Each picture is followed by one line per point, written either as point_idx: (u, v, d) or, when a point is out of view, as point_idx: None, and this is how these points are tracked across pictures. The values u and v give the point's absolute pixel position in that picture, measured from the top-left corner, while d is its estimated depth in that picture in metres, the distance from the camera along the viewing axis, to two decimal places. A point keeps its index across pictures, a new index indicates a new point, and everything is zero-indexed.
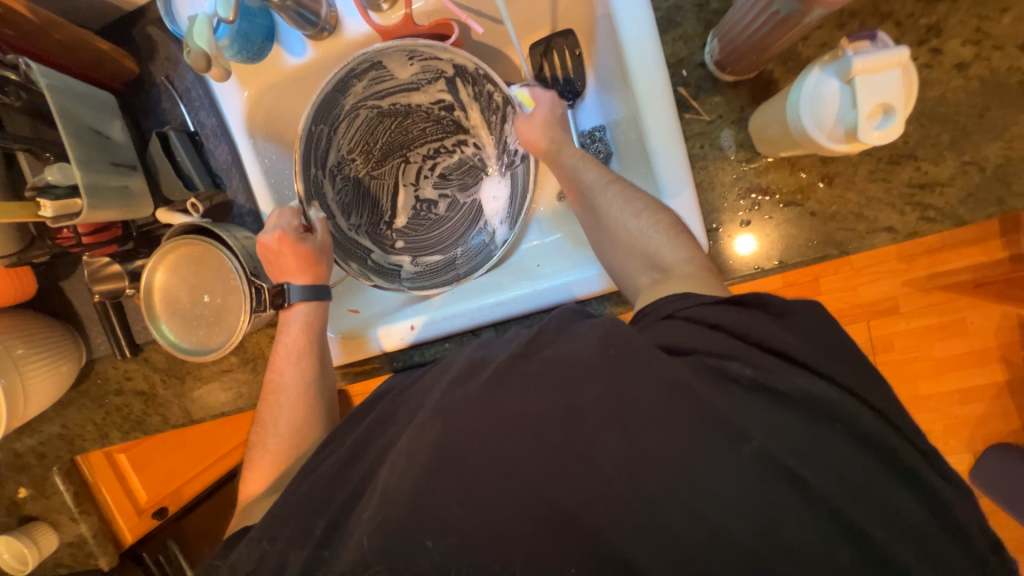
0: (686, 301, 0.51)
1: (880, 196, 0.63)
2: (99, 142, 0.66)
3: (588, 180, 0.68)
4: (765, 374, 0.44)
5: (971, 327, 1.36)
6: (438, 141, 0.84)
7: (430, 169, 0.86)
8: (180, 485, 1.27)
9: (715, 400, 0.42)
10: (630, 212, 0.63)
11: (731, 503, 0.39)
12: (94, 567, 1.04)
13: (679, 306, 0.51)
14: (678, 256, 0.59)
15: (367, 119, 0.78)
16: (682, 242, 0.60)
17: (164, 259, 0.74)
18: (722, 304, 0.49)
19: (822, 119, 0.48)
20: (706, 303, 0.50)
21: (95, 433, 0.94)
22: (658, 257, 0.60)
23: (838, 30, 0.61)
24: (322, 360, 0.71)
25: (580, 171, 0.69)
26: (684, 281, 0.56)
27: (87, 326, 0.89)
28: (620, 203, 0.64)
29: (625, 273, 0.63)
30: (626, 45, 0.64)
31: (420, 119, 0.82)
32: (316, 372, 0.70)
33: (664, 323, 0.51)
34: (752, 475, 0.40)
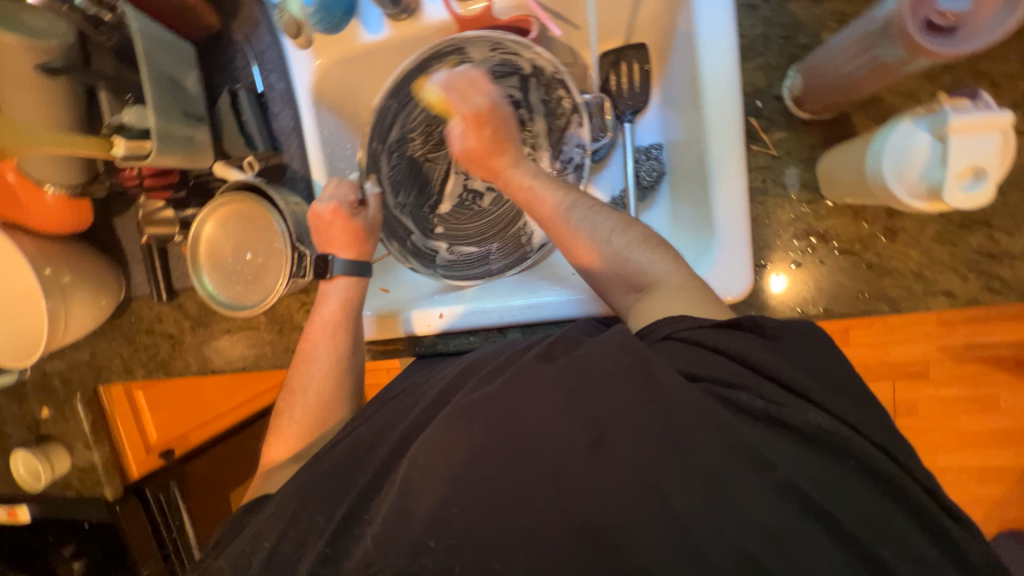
0: (682, 323, 0.50)
1: (945, 258, 0.60)
2: (174, 91, 0.68)
3: (553, 202, 0.66)
4: (800, 418, 0.43)
5: (1002, 406, 1.34)
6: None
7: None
8: (188, 431, 1.29)
9: (751, 439, 0.41)
10: (605, 231, 0.62)
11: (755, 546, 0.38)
12: (98, 495, 1.07)
13: (674, 327, 0.50)
14: (659, 269, 0.59)
15: None
16: (661, 254, 0.60)
17: (214, 212, 0.76)
18: (718, 328, 0.48)
19: (905, 172, 0.46)
20: (702, 326, 0.49)
21: (121, 367, 0.97)
22: (640, 274, 0.59)
23: (929, 82, 0.59)
24: (355, 336, 0.72)
25: (543, 196, 0.67)
26: (671, 295, 0.56)
27: (130, 265, 0.92)
28: (595, 222, 0.63)
29: (608, 289, 0.63)
30: (703, 67, 0.64)
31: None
32: (349, 348, 0.71)
33: (661, 344, 0.50)
34: (778, 519, 0.39)
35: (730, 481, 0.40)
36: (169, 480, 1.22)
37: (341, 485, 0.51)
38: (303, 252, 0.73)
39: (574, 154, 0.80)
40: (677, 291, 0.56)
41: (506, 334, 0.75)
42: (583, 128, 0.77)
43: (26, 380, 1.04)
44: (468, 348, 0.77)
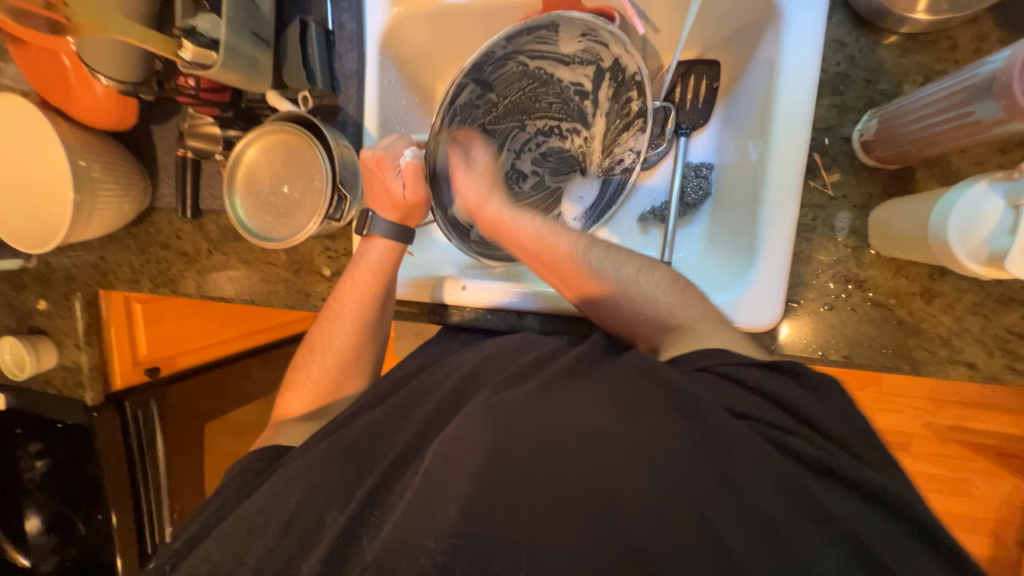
0: (722, 358, 0.50)
1: (975, 330, 0.61)
2: (250, 8, 0.67)
3: (565, 245, 0.65)
4: (840, 462, 0.41)
5: (976, 492, 1.36)
6: (557, 124, 0.84)
7: (536, 146, 0.85)
8: (178, 353, 1.27)
9: (771, 461, 0.41)
10: (627, 272, 0.62)
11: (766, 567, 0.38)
12: (78, 398, 1.06)
13: (712, 361, 0.51)
14: (689, 311, 0.59)
15: (510, 72, 0.78)
16: (689, 296, 0.60)
17: (261, 138, 0.75)
18: (761, 368, 0.48)
19: (972, 232, 0.46)
20: (741, 363, 0.49)
21: (129, 276, 0.96)
22: (670, 317, 0.59)
23: (999, 154, 0.59)
24: (383, 305, 0.72)
25: (554, 239, 0.65)
26: (702, 335, 0.55)
27: (160, 175, 0.91)
28: (609, 266, 0.63)
29: (635, 328, 0.62)
30: (781, 92, 0.63)
31: (554, 94, 0.82)
32: (373, 317, 0.72)
33: (696, 374, 0.50)
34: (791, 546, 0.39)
35: (749, 497, 0.39)
36: (150, 399, 1.19)
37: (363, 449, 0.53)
38: (344, 195, 0.73)
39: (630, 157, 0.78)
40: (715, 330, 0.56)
41: (524, 319, 0.75)
42: (643, 134, 0.75)
43: (30, 269, 1.02)
44: (483, 325, 0.78)
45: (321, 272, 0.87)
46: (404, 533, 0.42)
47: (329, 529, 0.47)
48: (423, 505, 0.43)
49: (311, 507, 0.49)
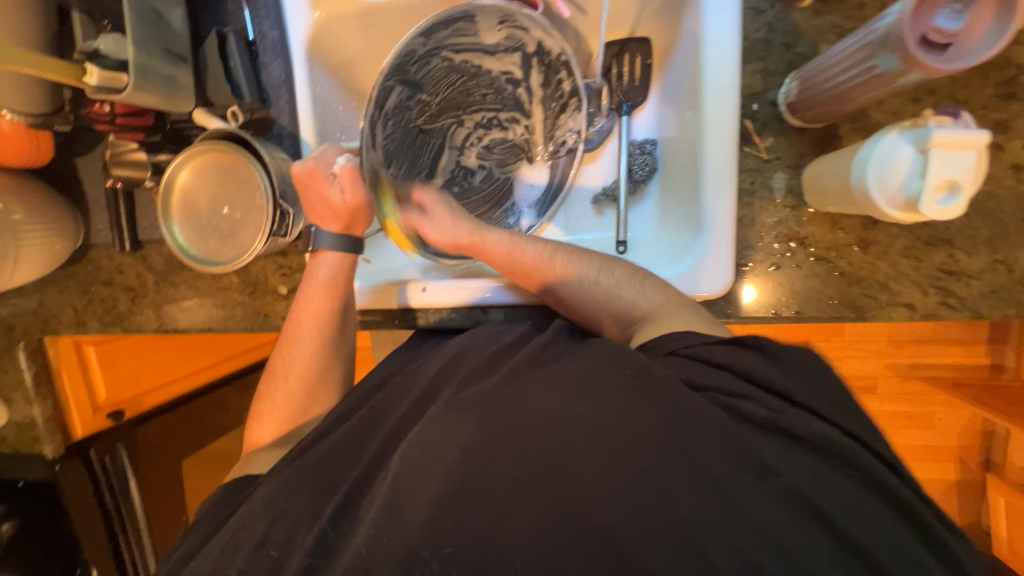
0: (689, 339, 0.52)
1: (910, 272, 0.64)
2: (158, 25, 0.64)
3: (533, 255, 0.68)
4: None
5: (939, 423, 1.44)
6: (495, 115, 0.84)
7: (477, 139, 0.85)
8: (142, 393, 1.21)
9: (723, 420, 0.43)
10: (589, 273, 0.65)
11: (727, 520, 0.39)
12: (36, 453, 1.00)
13: (683, 343, 0.51)
14: (654, 301, 0.61)
15: (436, 69, 0.76)
16: (652, 286, 0.63)
17: (191, 160, 0.72)
18: (726, 344, 0.50)
19: (887, 181, 0.49)
20: (707, 342, 0.51)
21: (73, 319, 0.91)
22: (635, 308, 0.61)
23: (912, 103, 0.63)
24: (342, 320, 0.71)
25: (524, 250, 0.69)
26: (671, 317, 0.57)
27: (92, 209, 0.86)
28: (575, 266, 0.66)
29: (601, 319, 0.65)
30: (707, 64, 0.65)
31: (486, 85, 0.81)
32: (333, 334, 0.70)
33: (667, 358, 0.51)
34: (750, 497, 0.40)
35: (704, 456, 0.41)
36: (118, 442, 1.15)
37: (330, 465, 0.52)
38: (285, 209, 0.70)
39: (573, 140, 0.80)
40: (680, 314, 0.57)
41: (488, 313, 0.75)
42: (581, 113, 0.78)
43: None
44: (448, 325, 0.78)
45: (277, 290, 0.85)
46: (376, 541, 0.42)
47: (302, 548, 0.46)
48: (393, 511, 0.43)
49: (282, 530, 0.49)
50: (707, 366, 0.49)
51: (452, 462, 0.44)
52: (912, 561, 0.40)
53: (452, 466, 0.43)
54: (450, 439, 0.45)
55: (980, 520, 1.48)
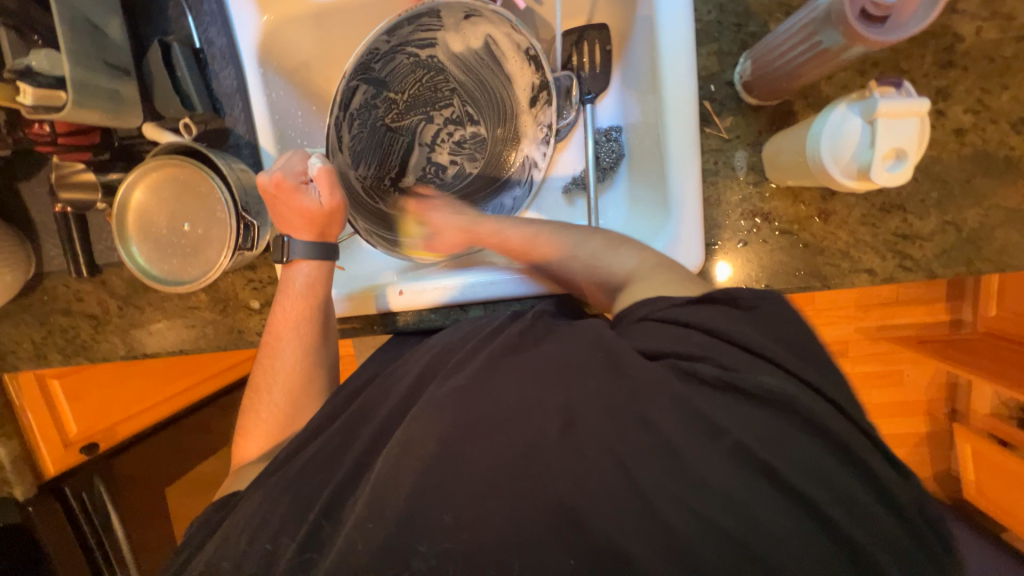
0: (655, 305, 0.52)
1: (867, 239, 0.67)
2: (94, 36, 0.61)
3: (517, 234, 0.70)
4: (764, 382, 0.45)
5: (907, 380, 1.52)
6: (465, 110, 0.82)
7: (447, 136, 0.84)
8: (116, 423, 1.16)
9: (703, 396, 0.44)
10: (570, 243, 0.66)
11: (715, 491, 0.40)
12: (5, 495, 0.95)
13: (650, 309, 0.52)
14: (630, 264, 0.60)
15: (401, 66, 0.76)
16: (627, 252, 0.62)
17: (144, 176, 0.69)
18: (691, 304, 0.50)
19: (839, 152, 0.51)
20: (674, 304, 0.50)
21: (32, 352, 0.86)
22: (612, 275, 0.61)
23: (859, 75, 0.65)
24: (323, 326, 0.70)
25: (508, 233, 0.71)
26: (646, 281, 0.56)
27: (42, 236, 0.81)
28: (552, 245, 0.67)
29: (589, 292, 0.64)
30: (664, 50, 0.66)
31: (454, 81, 0.81)
32: (316, 339, 0.69)
33: (637, 325, 0.52)
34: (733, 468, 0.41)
35: (686, 429, 0.42)
36: (94, 477, 1.10)
37: (314, 479, 0.50)
38: (250, 222, 0.68)
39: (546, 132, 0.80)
40: (648, 278, 0.56)
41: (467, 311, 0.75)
42: (550, 107, 0.77)
43: None
44: (426, 326, 0.78)
45: (249, 305, 0.82)
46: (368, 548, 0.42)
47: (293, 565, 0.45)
48: (384, 515, 0.43)
49: (273, 548, 0.48)
50: (673, 328, 0.49)
51: (439, 463, 0.43)
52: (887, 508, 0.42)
53: (440, 467, 0.43)
54: (437, 439, 0.44)
55: (950, 467, 1.57)
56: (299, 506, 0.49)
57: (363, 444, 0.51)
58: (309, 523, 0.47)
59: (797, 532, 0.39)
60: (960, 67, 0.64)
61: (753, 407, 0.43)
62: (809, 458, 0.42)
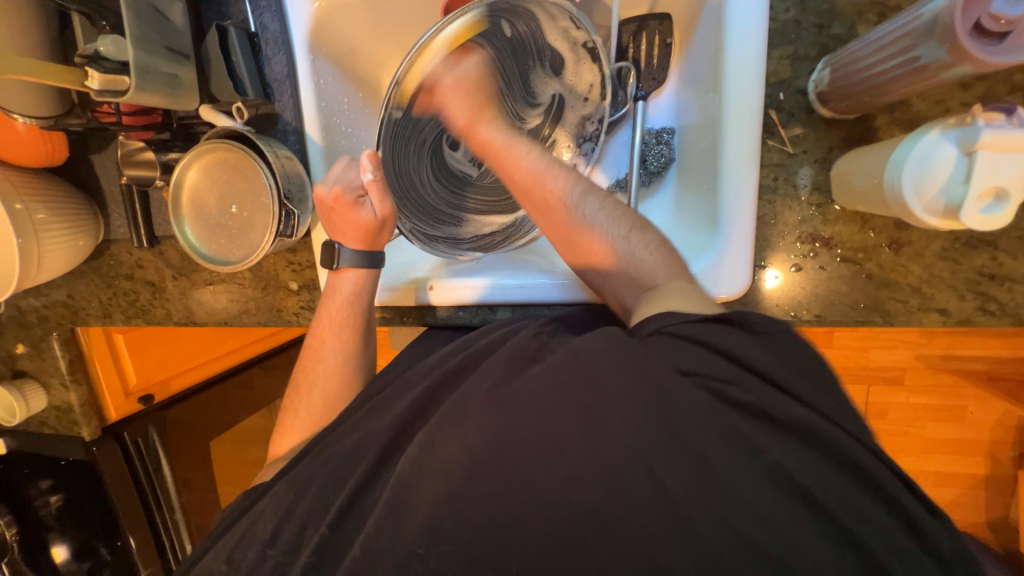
0: (670, 318, 0.47)
1: (946, 275, 0.59)
2: (156, 21, 0.63)
3: (558, 186, 0.61)
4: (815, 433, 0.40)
5: (970, 417, 1.39)
6: (514, 109, 0.77)
7: None
8: (169, 377, 1.25)
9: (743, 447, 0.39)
10: (614, 228, 0.59)
11: (745, 547, 0.36)
12: (76, 434, 1.06)
13: (663, 323, 0.47)
14: (661, 271, 0.56)
15: None
16: (671, 260, 0.57)
17: (198, 159, 0.72)
18: (705, 321, 0.45)
19: (926, 186, 0.45)
20: (689, 320, 0.46)
21: (100, 310, 0.94)
22: (642, 277, 0.56)
23: (960, 89, 0.57)
24: (365, 334, 0.71)
25: (548, 179, 0.62)
26: (673, 296, 0.51)
27: (109, 205, 0.87)
28: (601, 218, 0.60)
29: (607, 285, 0.60)
30: (729, 57, 0.60)
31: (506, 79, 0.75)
32: (358, 346, 0.70)
33: (650, 338, 0.46)
34: (766, 531, 0.37)
35: (721, 492, 0.37)
36: (150, 426, 1.19)
37: (329, 471, 0.51)
38: (292, 210, 0.70)
39: (596, 127, 0.79)
40: (670, 292, 0.52)
41: (495, 312, 0.75)
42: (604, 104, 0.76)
43: None
44: (456, 323, 0.77)
45: (288, 286, 0.85)
46: (372, 554, 0.41)
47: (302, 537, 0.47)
48: (390, 518, 0.42)
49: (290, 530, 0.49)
50: (683, 344, 0.44)
51: (451, 472, 0.42)
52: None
53: (447, 479, 0.42)
54: (450, 455, 0.43)
55: (1008, 515, 1.44)
56: (315, 494, 0.50)
57: (376, 441, 0.50)
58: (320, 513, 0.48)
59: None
60: None
61: (791, 464, 0.39)
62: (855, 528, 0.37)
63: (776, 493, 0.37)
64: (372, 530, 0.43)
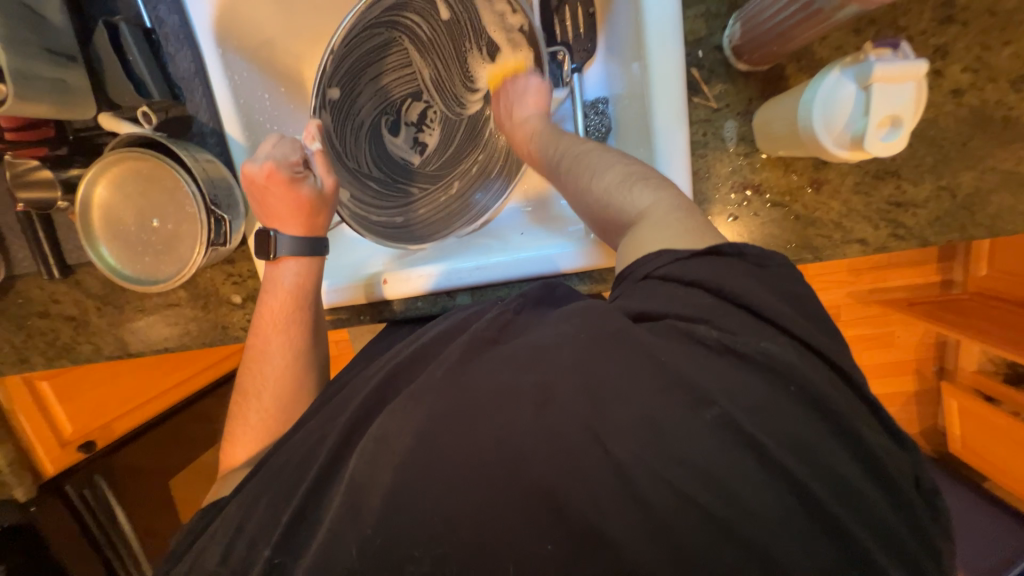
0: (660, 259, 0.47)
1: (860, 208, 0.65)
2: (30, 21, 0.57)
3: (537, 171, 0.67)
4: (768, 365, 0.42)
5: (897, 340, 1.54)
6: (452, 93, 0.79)
7: (435, 115, 0.80)
8: (112, 420, 1.13)
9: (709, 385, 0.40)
10: (586, 178, 0.58)
11: (715, 479, 0.37)
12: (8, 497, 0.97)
13: (655, 267, 0.47)
14: (642, 203, 0.53)
15: (387, 41, 0.70)
16: (643, 190, 0.53)
17: (105, 172, 0.65)
18: (696, 256, 0.46)
19: (833, 121, 0.49)
20: (682, 258, 0.46)
21: (12, 356, 0.83)
22: (625, 212, 0.54)
23: (853, 35, 0.62)
24: (313, 327, 0.67)
25: (543, 155, 0.66)
26: (657, 229, 0.49)
27: (7, 237, 0.78)
28: (585, 174, 0.59)
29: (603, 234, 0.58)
30: (648, 19, 0.62)
31: (443, 62, 0.76)
32: (308, 340, 0.67)
33: (641, 285, 0.47)
34: (734, 462, 0.38)
35: (688, 431, 0.38)
36: (96, 474, 1.11)
37: (292, 477, 0.48)
38: (222, 217, 0.65)
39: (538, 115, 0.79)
40: (661, 222, 0.49)
41: (455, 298, 0.74)
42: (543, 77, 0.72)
43: None
44: (416, 314, 0.76)
45: (231, 300, 0.80)
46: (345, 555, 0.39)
47: (269, 551, 0.44)
48: (363, 511, 0.41)
49: (256, 544, 0.46)
50: (672, 289, 0.45)
51: (422, 456, 0.41)
52: (882, 487, 0.41)
53: (419, 464, 0.40)
54: (415, 440, 0.42)
55: (937, 423, 1.61)
56: (279, 504, 0.47)
57: (340, 441, 0.48)
58: (285, 521, 0.45)
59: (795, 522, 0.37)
60: (959, 22, 0.61)
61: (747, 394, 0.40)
62: (812, 446, 0.39)
63: (740, 422, 0.39)
64: (344, 531, 0.41)
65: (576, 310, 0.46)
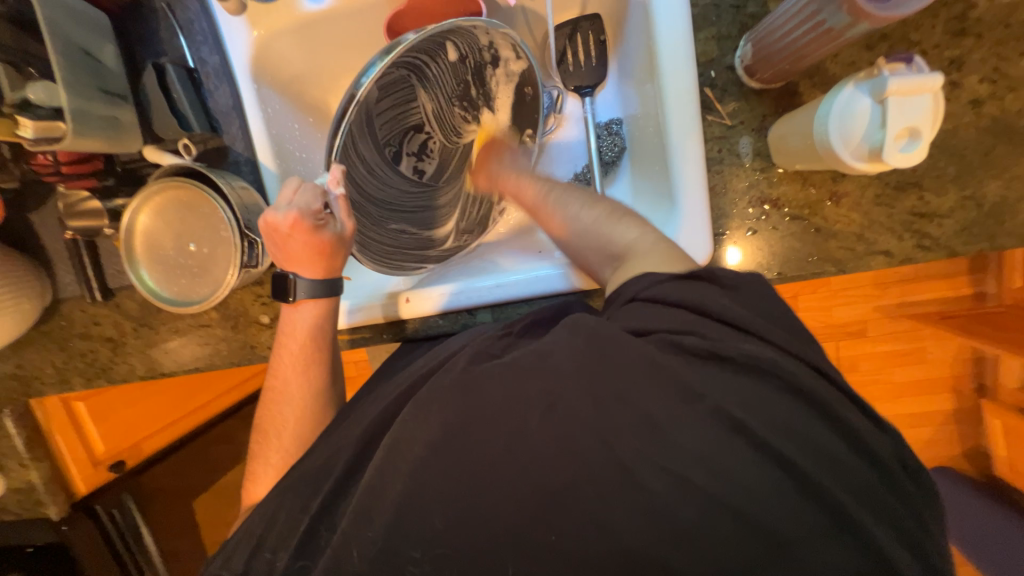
0: (642, 283, 0.46)
1: (883, 220, 0.64)
2: (90, 65, 0.63)
3: (531, 189, 0.66)
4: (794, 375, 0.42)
5: (930, 356, 1.48)
6: (451, 124, 0.81)
7: (434, 146, 0.82)
8: (141, 440, 1.16)
9: (732, 399, 0.40)
10: (575, 203, 0.60)
11: (740, 489, 0.37)
12: (42, 515, 0.96)
13: (640, 288, 0.46)
14: (627, 236, 0.55)
15: (393, 79, 0.71)
16: (628, 222, 0.56)
17: (149, 201, 0.69)
18: (678, 279, 0.45)
19: (850, 134, 0.50)
20: (662, 281, 0.45)
21: (54, 377, 0.87)
22: (612, 244, 0.55)
23: (865, 51, 0.63)
24: (332, 367, 0.68)
25: (523, 185, 0.67)
26: (642, 259, 0.51)
27: (55, 263, 0.83)
28: (565, 199, 0.61)
29: (576, 257, 0.60)
30: (659, 39, 0.64)
31: (440, 99, 0.78)
32: (325, 381, 0.67)
33: (628, 307, 0.46)
34: (755, 476, 0.37)
35: (715, 446, 0.38)
36: (123, 493, 1.12)
37: (315, 491, 0.49)
38: (255, 240, 0.69)
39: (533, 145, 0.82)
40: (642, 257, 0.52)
41: (475, 315, 0.75)
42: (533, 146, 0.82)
43: None
44: (437, 332, 0.77)
45: (259, 320, 0.83)
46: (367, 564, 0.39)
47: (295, 561, 0.45)
48: (383, 522, 0.41)
49: (276, 554, 0.47)
50: (659, 308, 0.44)
51: (443, 467, 0.41)
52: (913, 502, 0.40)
53: (438, 476, 0.41)
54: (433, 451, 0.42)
55: (979, 443, 1.53)
56: (300, 516, 0.48)
57: (364, 453, 0.49)
58: (308, 534, 0.46)
59: (824, 535, 0.37)
60: (974, 34, 0.61)
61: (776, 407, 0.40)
62: (839, 461, 0.39)
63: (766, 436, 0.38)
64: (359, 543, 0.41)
65: (573, 319, 0.44)
